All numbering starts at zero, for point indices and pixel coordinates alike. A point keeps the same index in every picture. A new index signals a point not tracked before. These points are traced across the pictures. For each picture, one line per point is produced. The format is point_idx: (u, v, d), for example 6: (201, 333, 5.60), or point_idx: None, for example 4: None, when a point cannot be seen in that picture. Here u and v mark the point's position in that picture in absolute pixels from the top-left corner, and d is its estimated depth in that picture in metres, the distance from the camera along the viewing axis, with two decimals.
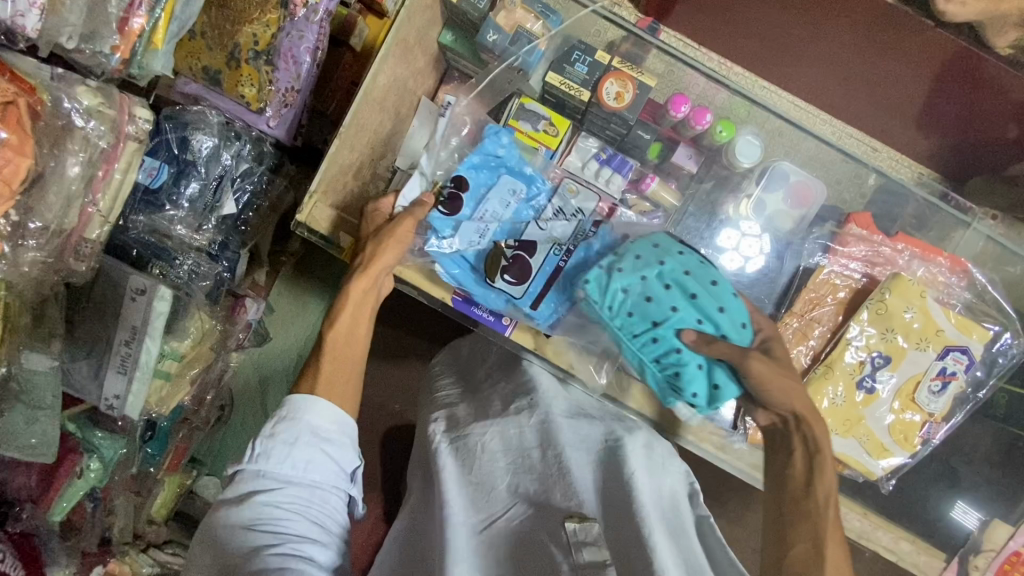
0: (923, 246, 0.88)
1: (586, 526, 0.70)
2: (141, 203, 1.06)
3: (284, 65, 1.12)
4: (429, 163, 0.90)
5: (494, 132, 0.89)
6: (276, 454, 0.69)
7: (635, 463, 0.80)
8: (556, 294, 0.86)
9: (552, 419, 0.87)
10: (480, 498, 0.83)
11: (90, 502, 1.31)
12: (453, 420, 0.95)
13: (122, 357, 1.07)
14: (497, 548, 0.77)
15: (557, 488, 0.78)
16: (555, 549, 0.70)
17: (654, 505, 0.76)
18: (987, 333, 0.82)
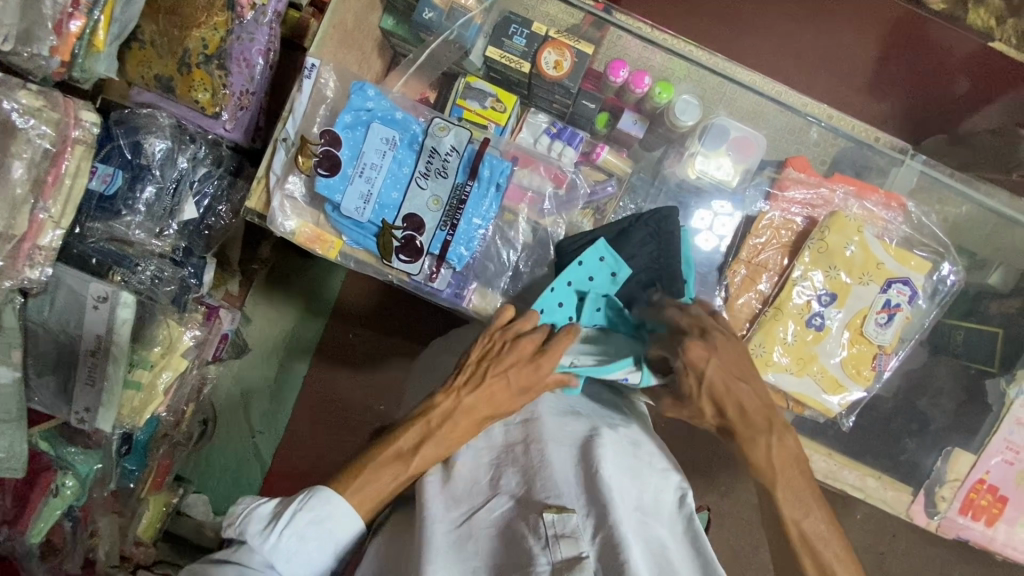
0: (857, 184, 0.90)
1: (564, 517, 0.71)
2: (97, 210, 1.06)
3: (238, 69, 1.13)
4: (295, 125, 0.85)
5: (358, 87, 0.85)
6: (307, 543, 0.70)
7: (615, 460, 0.79)
8: (455, 258, 0.86)
9: (539, 416, 0.85)
10: (460, 492, 0.78)
11: (68, 522, 1.28)
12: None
13: (89, 368, 1.08)
14: (478, 542, 0.72)
15: (539, 481, 0.76)
16: (532, 541, 0.69)
17: (633, 505, 0.76)
18: (926, 262, 0.85)
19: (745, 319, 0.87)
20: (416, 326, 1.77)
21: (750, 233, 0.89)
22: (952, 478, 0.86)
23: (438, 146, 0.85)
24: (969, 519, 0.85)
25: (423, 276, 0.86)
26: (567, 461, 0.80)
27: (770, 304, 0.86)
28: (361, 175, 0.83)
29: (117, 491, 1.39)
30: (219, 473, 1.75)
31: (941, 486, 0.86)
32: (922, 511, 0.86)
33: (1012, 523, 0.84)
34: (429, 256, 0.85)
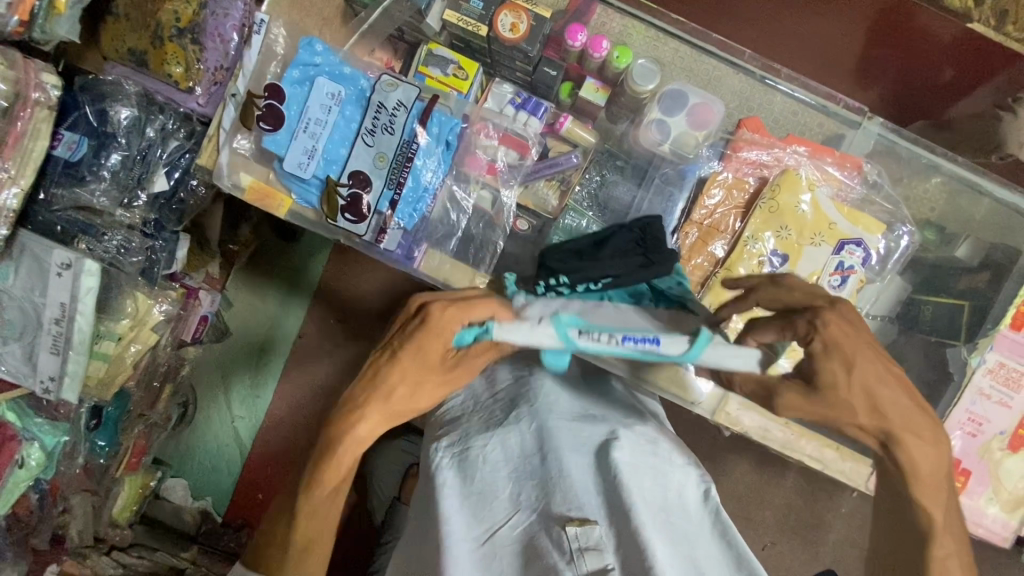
0: (811, 145, 0.89)
1: (588, 528, 0.65)
2: (62, 176, 1.05)
3: (212, 44, 1.12)
4: (245, 81, 0.85)
5: (307, 43, 0.85)
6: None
7: (633, 462, 0.74)
8: (403, 214, 0.86)
9: (552, 423, 0.81)
10: (479, 509, 0.74)
11: (36, 493, 1.27)
12: (454, 431, 0.87)
13: (54, 336, 1.07)
14: (503, 560, 0.68)
15: (557, 491, 0.71)
16: (556, 557, 0.63)
17: (657, 508, 0.70)
18: (878, 223, 0.84)
19: (696, 280, 0.87)
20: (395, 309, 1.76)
21: (701, 193, 0.89)
22: None
23: (384, 101, 0.84)
24: None
25: (369, 234, 0.86)
26: (585, 469, 0.75)
27: (721, 265, 0.85)
28: (307, 131, 0.83)
29: (87, 468, 1.35)
30: (198, 459, 1.74)
31: None
32: (876, 479, 0.91)
33: (972, 496, 0.84)
34: (377, 215, 0.85)
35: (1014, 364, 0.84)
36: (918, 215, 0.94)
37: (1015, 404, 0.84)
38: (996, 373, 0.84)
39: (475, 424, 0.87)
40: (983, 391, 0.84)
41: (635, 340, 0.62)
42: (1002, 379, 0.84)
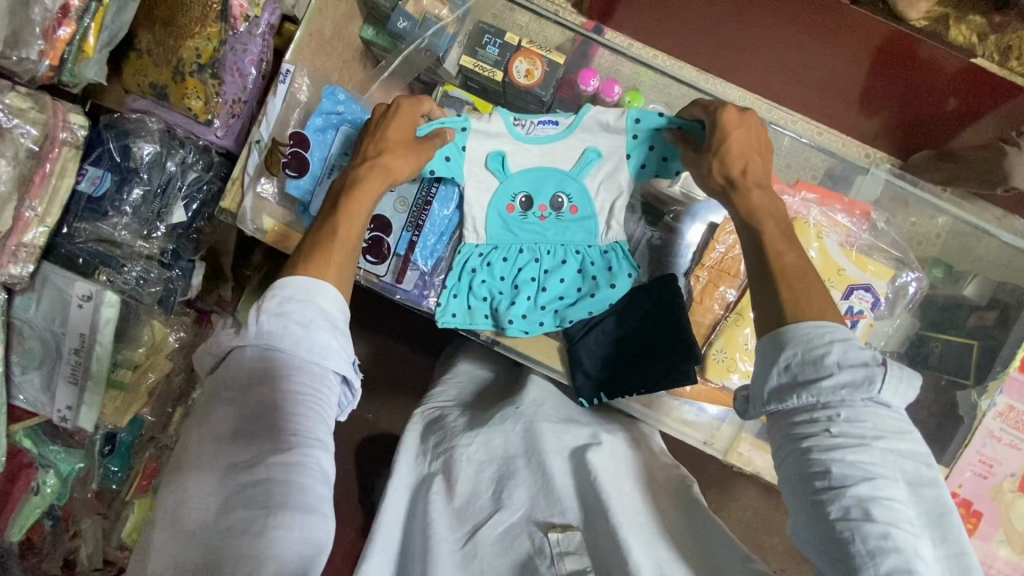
0: (820, 192, 0.89)
1: (569, 535, 0.73)
2: (86, 211, 1.08)
3: (231, 77, 1.14)
4: (268, 128, 0.88)
5: (330, 91, 0.88)
6: (309, 338, 0.65)
7: (610, 471, 0.79)
8: (423, 254, 0.91)
9: (538, 426, 0.85)
10: (464, 511, 0.79)
11: (48, 520, 1.28)
12: (441, 429, 0.92)
13: (72, 366, 1.10)
14: (482, 560, 0.74)
15: (541, 497, 0.77)
16: (539, 561, 0.71)
17: (635, 511, 0.76)
18: (885, 268, 0.86)
19: (707, 323, 0.89)
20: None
21: (713, 239, 0.89)
22: None
23: None
24: None
25: (389, 276, 0.91)
26: (566, 473, 0.81)
27: (733, 309, 0.89)
28: (332, 177, 0.86)
29: (99, 491, 1.36)
30: None
31: None
32: None
33: (986, 538, 0.87)
34: (395, 256, 0.90)
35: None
36: (923, 252, 0.96)
37: None
38: (1006, 416, 0.87)
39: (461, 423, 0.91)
40: (994, 433, 0.87)
41: (543, 122, 0.89)
42: (1013, 422, 0.87)
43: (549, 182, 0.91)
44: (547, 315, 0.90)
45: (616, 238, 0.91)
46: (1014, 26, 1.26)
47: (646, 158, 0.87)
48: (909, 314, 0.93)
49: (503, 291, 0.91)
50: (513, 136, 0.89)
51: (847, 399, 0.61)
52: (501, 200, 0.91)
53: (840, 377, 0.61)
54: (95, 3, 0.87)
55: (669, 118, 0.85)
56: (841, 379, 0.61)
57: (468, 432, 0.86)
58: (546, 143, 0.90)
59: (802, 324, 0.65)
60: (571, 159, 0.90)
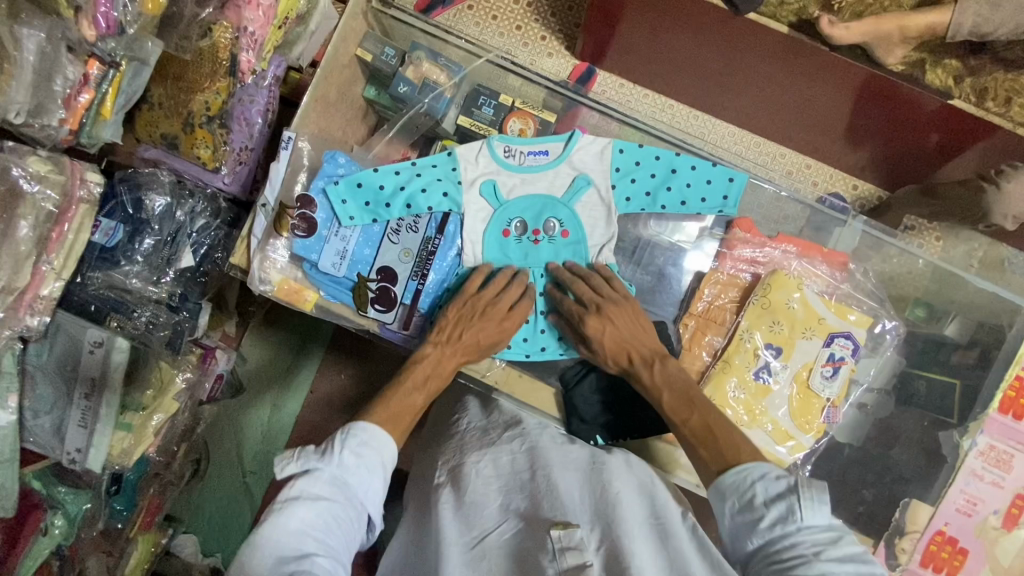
0: (801, 244, 0.93)
1: (571, 531, 0.68)
2: (98, 260, 1.12)
3: (238, 127, 1.21)
4: (273, 191, 0.92)
5: (329, 156, 0.93)
6: (366, 480, 0.72)
7: (619, 480, 0.77)
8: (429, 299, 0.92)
9: (542, 443, 0.84)
10: (471, 518, 0.76)
11: (56, 560, 1.29)
12: (450, 450, 0.90)
13: (83, 411, 1.13)
14: (491, 562, 0.71)
15: (545, 500, 0.74)
16: (541, 556, 0.67)
17: (643, 521, 0.72)
18: (865, 316, 0.89)
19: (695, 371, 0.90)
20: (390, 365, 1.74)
21: (699, 289, 0.92)
22: (912, 529, 0.88)
23: (415, 202, 0.92)
24: (929, 570, 0.89)
25: (395, 325, 0.92)
26: (572, 484, 0.78)
27: (719, 357, 0.89)
28: (338, 235, 0.91)
29: (105, 530, 1.38)
30: (210, 514, 1.73)
31: (901, 537, 0.89)
32: (884, 564, 0.89)
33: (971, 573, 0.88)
34: (402, 305, 0.92)
35: (1004, 446, 0.89)
36: (905, 294, 0.99)
37: (1008, 484, 0.89)
38: (987, 455, 0.89)
39: (471, 438, 0.90)
40: (977, 472, 0.89)
41: (534, 153, 0.94)
42: (993, 460, 0.89)
43: (543, 207, 0.93)
44: (550, 341, 0.94)
45: (606, 262, 0.92)
46: (989, 69, 1.31)
47: (633, 191, 0.93)
48: (894, 357, 0.95)
49: None
50: (505, 167, 0.94)
51: (784, 535, 0.65)
52: (497, 224, 0.93)
53: (770, 516, 0.66)
54: (112, 70, 0.91)
55: (643, 161, 0.93)
56: (772, 517, 0.66)
57: (476, 450, 0.86)
58: (539, 172, 0.94)
59: (729, 473, 0.72)
60: (562, 186, 0.94)
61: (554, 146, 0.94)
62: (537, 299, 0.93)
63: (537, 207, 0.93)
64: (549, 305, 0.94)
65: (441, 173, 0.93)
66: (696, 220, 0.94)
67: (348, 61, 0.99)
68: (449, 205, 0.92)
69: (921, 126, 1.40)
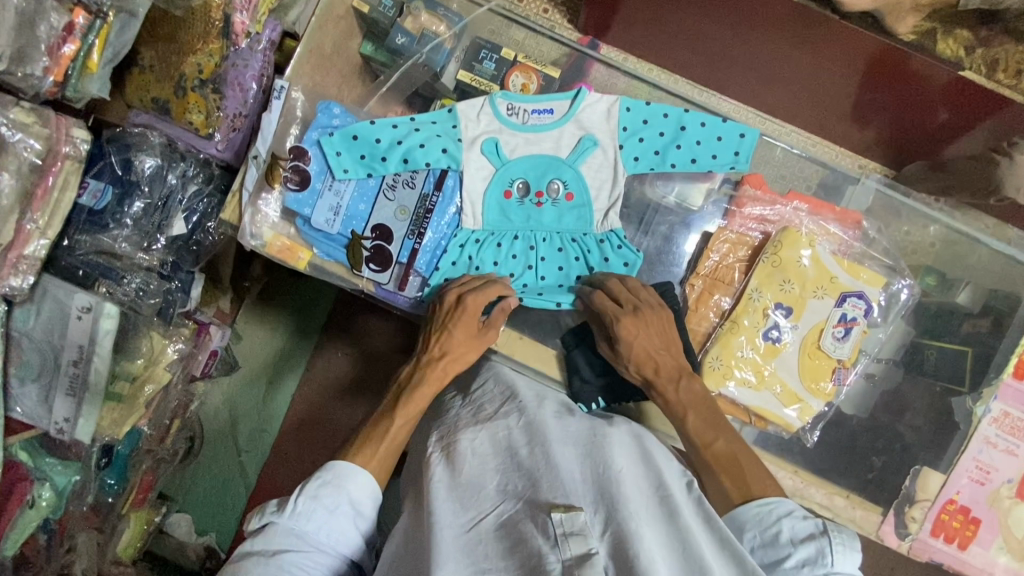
0: (813, 202, 0.90)
1: (574, 515, 0.64)
2: (86, 223, 1.08)
3: (232, 92, 1.16)
4: (265, 144, 0.89)
5: (325, 106, 0.90)
6: (334, 520, 0.72)
7: (622, 457, 0.72)
8: (426, 261, 0.89)
9: (541, 418, 0.79)
10: (467, 499, 0.72)
11: (43, 534, 1.23)
12: (444, 425, 0.86)
13: (71, 378, 1.10)
14: (489, 546, 0.66)
15: (544, 480, 0.69)
16: (542, 541, 0.63)
17: (648, 501, 0.68)
18: (878, 275, 0.87)
19: (704, 329, 0.89)
20: (387, 342, 1.71)
21: (707, 247, 0.90)
22: (922, 497, 0.87)
23: (413, 158, 0.88)
24: (941, 540, 0.86)
25: (391, 285, 0.89)
26: (574, 461, 0.73)
27: (727, 318, 0.88)
28: (334, 191, 0.88)
29: (96, 506, 1.34)
30: (204, 494, 1.71)
31: (911, 505, 0.87)
32: (892, 533, 0.87)
33: (983, 544, 0.85)
34: (398, 264, 0.89)
35: (1018, 413, 0.86)
36: (917, 261, 0.96)
37: (1022, 452, 0.86)
38: (1001, 422, 0.87)
39: (466, 415, 0.86)
40: (990, 439, 0.87)
41: (538, 111, 0.91)
42: (1007, 428, 0.86)
43: (545, 168, 0.90)
44: (551, 308, 0.91)
45: (611, 227, 0.89)
46: (1000, 40, 1.23)
47: (641, 151, 0.89)
48: (902, 323, 0.93)
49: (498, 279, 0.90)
50: (508, 125, 0.90)
51: None
52: (498, 184, 0.90)
53: (798, 555, 0.66)
54: (99, 21, 0.88)
55: (652, 120, 0.90)
56: (799, 556, 0.65)
57: (472, 426, 0.82)
58: (543, 131, 0.91)
59: (745, 507, 0.72)
60: (567, 146, 0.90)
61: (559, 104, 0.90)
62: (537, 265, 0.90)
63: (539, 168, 0.90)
64: (549, 270, 0.91)
65: (442, 129, 0.90)
66: (706, 181, 0.90)
67: (344, 13, 0.95)
68: (448, 162, 0.89)
69: (929, 104, 1.36)
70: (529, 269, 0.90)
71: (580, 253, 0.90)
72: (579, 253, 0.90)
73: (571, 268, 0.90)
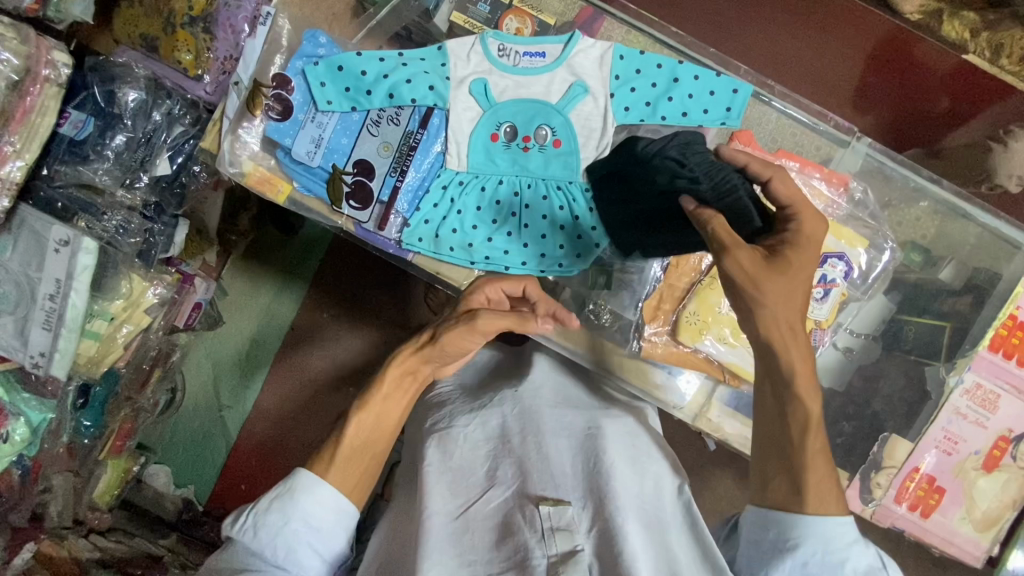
0: (801, 161, 0.89)
1: (561, 509, 0.71)
2: (67, 154, 1.06)
3: (222, 34, 1.12)
4: (248, 71, 0.89)
5: (311, 35, 0.89)
6: (283, 538, 0.70)
7: (615, 452, 0.77)
8: (407, 200, 0.88)
9: (536, 408, 0.82)
10: (458, 484, 0.77)
11: (18, 469, 1.21)
12: (439, 411, 0.88)
13: (47, 312, 1.08)
14: (475, 534, 0.72)
15: (535, 474, 0.75)
16: (528, 534, 0.69)
17: (631, 497, 0.74)
18: (858, 237, 0.87)
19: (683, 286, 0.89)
20: (371, 302, 1.71)
21: None
22: (889, 464, 0.88)
23: (399, 94, 0.87)
24: (903, 506, 0.88)
25: (371, 223, 0.89)
26: (564, 453, 0.78)
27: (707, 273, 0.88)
28: (317, 123, 0.88)
29: (72, 447, 1.32)
30: (183, 445, 1.70)
31: (877, 471, 0.89)
32: (858, 497, 0.89)
33: (946, 513, 0.87)
34: (378, 203, 0.88)
35: (990, 385, 0.87)
36: (900, 236, 0.94)
37: (991, 424, 0.87)
38: (974, 394, 0.87)
39: (461, 402, 0.88)
40: (960, 410, 0.87)
41: (530, 54, 0.89)
42: (980, 400, 0.87)
43: (535, 112, 0.89)
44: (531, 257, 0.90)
45: (598, 175, 0.88)
46: (1006, 24, 1.26)
47: (632, 101, 0.88)
48: (881, 292, 0.93)
49: (480, 225, 0.90)
50: (498, 67, 0.89)
51: None
52: (485, 127, 0.88)
53: None
54: None
55: (644, 71, 0.89)
56: None
57: (465, 414, 0.84)
58: (534, 74, 0.89)
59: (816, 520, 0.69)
60: (558, 92, 0.89)
61: (552, 48, 0.89)
62: (520, 213, 0.89)
63: (529, 112, 0.89)
64: (533, 218, 0.89)
65: (430, 67, 0.88)
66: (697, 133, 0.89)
67: None
68: (434, 100, 0.88)
69: None
70: (512, 216, 0.89)
71: (565, 203, 0.89)
72: (564, 203, 0.89)
73: (555, 217, 0.89)
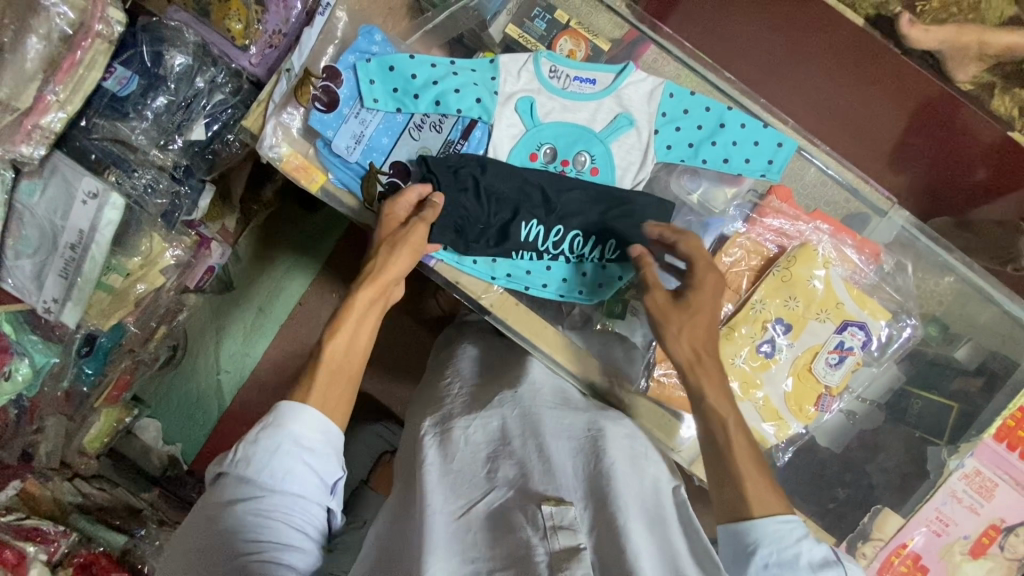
0: (835, 224, 0.90)
1: (563, 509, 0.70)
2: (107, 108, 1.07)
3: (275, 8, 1.14)
4: (300, 59, 0.89)
5: (367, 31, 0.90)
6: (283, 462, 0.71)
7: (615, 455, 0.78)
8: None
9: (536, 411, 0.84)
10: (458, 486, 0.77)
11: (15, 408, 1.22)
12: (438, 413, 0.89)
13: (65, 261, 1.09)
14: (477, 533, 0.72)
15: (537, 473, 0.75)
16: (531, 532, 0.68)
17: (636, 498, 0.75)
18: (884, 310, 0.87)
19: None
20: None
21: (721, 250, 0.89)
22: (876, 536, 0.88)
23: (445, 101, 0.87)
24: None
25: None
26: (565, 454, 0.79)
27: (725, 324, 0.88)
28: (360, 119, 0.88)
29: (69, 392, 1.31)
30: (176, 404, 1.70)
31: (864, 542, 0.89)
32: None
33: None
34: None
35: (989, 473, 0.87)
36: (924, 308, 0.95)
37: (983, 512, 0.87)
38: (971, 479, 0.87)
39: (459, 406, 0.90)
40: (956, 493, 0.87)
41: (581, 79, 0.90)
42: (976, 486, 0.87)
43: (578, 139, 0.89)
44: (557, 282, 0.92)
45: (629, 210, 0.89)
46: None
47: (675, 140, 0.89)
48: (895, 362, 0.93)
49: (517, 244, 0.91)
50: (547, 87, 0.89)
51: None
52: (526, 145, 0.89)
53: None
54: None
55: (690, 112, 0.89)
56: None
57: (465, 416, 0.86)
58: (582, 99, 0.89)
59: (768, 521, 0.72)
60: (602, 121, 0.89)
61: (602, 77, 0.89)
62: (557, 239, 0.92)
63: (572, 138, 0.89)
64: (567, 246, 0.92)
65: (479, 78, 0.89)
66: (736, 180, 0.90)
67: None
68: (480, 112, 0.88)
69: (966, 157, 1.31)
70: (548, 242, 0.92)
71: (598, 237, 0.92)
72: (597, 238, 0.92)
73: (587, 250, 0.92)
